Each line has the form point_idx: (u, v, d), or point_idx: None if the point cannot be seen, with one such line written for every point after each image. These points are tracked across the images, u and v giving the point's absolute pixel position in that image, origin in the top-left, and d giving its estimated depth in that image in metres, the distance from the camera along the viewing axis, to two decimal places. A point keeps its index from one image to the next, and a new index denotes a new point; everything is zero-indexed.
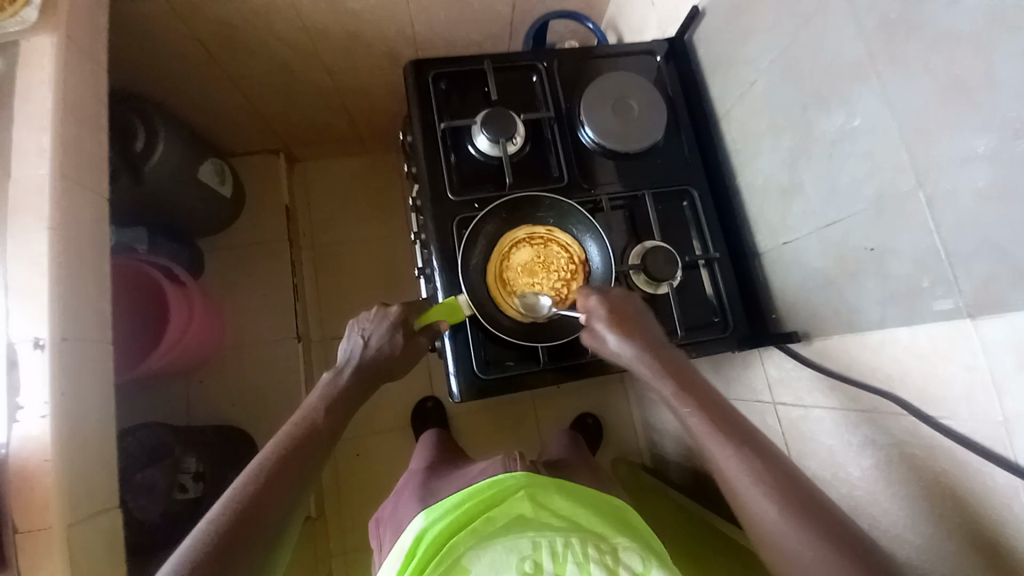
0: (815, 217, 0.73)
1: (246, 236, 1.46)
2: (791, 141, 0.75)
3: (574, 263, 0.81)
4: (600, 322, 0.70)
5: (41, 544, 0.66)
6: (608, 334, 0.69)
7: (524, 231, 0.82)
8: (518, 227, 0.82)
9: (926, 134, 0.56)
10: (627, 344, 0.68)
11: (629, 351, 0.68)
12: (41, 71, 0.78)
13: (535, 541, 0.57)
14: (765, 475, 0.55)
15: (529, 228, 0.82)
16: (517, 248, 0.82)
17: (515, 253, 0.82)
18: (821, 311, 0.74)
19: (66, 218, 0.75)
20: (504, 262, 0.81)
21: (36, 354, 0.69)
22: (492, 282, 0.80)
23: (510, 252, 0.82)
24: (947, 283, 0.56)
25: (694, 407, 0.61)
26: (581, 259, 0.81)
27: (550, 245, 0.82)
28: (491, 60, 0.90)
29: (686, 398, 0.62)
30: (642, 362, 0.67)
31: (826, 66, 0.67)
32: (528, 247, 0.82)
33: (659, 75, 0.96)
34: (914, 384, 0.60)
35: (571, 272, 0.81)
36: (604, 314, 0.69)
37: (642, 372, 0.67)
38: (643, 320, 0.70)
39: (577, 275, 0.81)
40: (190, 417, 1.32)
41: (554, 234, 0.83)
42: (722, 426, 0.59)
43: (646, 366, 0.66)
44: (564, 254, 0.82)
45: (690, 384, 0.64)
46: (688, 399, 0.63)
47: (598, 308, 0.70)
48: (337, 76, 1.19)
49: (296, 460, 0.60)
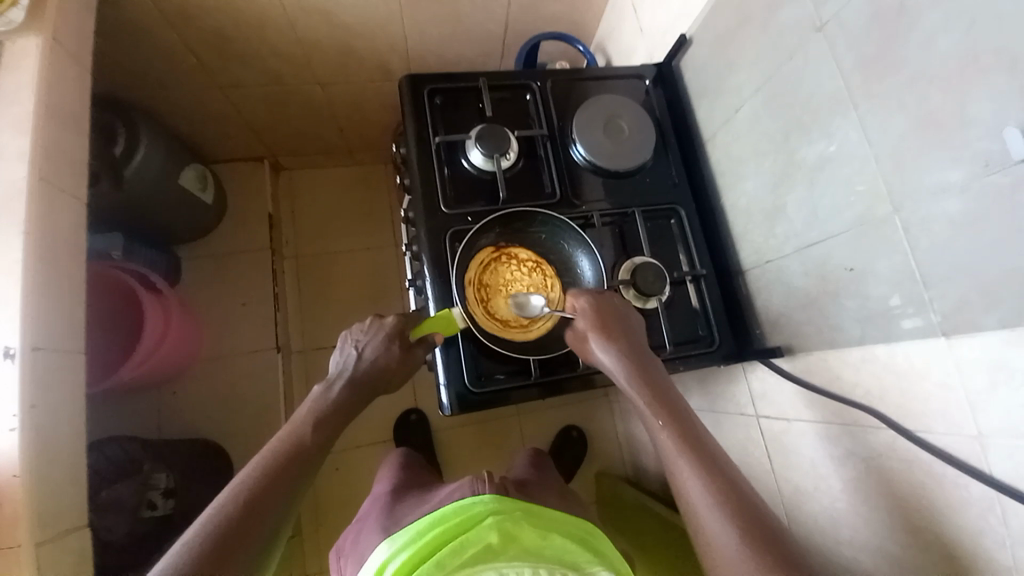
0: (797, 238, 0.76)
1: (226, 243, 1.43)
2: (774, 165, 0.79)
3: (503, 251, 0.83)
4: (583, 319, 0.74)
5: (3, 567, 0.62)
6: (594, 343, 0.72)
7: (470, 289, 0.80)
8: (477, 312, 0.79)
9: (904, 163, 0.59)
10: (609, 350, 0.71)
11: (610, 358, 0.70)
12: (25, 74, 0.76)
13: (501, 575, 0.58)
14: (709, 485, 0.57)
15: (477, 300, 0.80)
16: (495, 312, 0.81)
17: (492, 303, 0.81)
18: (803, 327, 0.76)
19: (43, 221, 0.73)
20: (509, 322, 0.81)
21: (8, 364, 0.65)
22: (533, 334, 0.81)
23: (499, 317, 0.81)
24: (921, 304, 0.59)
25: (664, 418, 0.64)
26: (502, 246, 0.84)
27: (504, 260, 0.83)
28: (486, 78, 0.92)
29: (660, 412, 0.64)
30: (621, 370, 0.69)
31: (810, 97, 0.71)
32: (496, 297, 0.81)
33: (647, 97, 0.99)
34: (892, 399, 0.63)
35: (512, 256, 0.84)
36: (589, 315, 0.73)
37: (619, 379, 0.69)
38: (628, 330, 0.73)
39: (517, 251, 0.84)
40: (162, 431, 1.27)
41: (480, 274, 0.81)
42: (686, 446, 0.61)
43: (624, 374, 0.69)
44: (497, 263, 0.83)
45: (662, 401, 0.65)
46: (661, 412, 0.65)
47: (586, 306, 0.74)
48: (328, 87, 1.18)
49: (281, 480, 0.57)
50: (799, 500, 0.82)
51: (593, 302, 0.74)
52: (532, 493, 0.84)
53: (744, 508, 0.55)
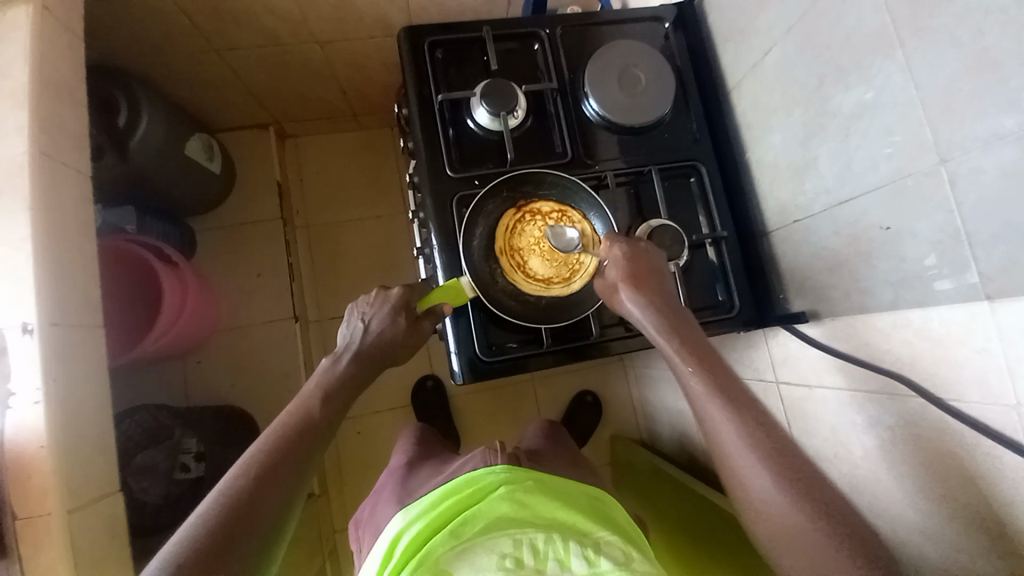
0: (828, 195, 0.70)
1: (237, 214, 1.43)
2: (805, 115, 0.72)
3: (526, 211, 0.80)
4: (615, 270, 0.71)
5: (40, 530, 0.65)
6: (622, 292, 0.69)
7: (504, 258, 0.79)
8: (517, 280, 0.79)
9: (953, 109, 0.53)
10: (639, 300, 0.68)
11: (641, 308, 0.67)
12: (16, 44, 0.74)
13: (517, 539, 0.58)
14: (750, 434, 0.55)
15: (514, 267, 0.79)
16: (535, 273, 0.79)
17: (529, 264, 0.79)
18: (830, 291, 0.72)
19: (48, 197, 0.72)
20: (552, 278, 0.79)
21: (25, 340, 0.67)
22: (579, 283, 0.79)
23: (540, 276, 0.79)
24: (961, 264, 0.54)
25: (697, 365, 0.61)
26: (522, 205, 0.80)
27: (529, 219, 0.80)
28: (490, 27, 0.85)
29: (689, 358, 0.62)
30: (652, 320, 0.67)
31: (849, 36, 0.64)
32: (531, 260, 0.79)
33: (667, 43, 0.91)
34: (924, 366, 0.60)
35: (535, 213, 0.80)
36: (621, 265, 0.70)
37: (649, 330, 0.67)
38: (661, 281, 0.70)
39: (540, 207, 0.80)
40: (188, 398, 1.32)
41: (509, 241, 0.79)
42: (721, 390, 0.59)
43: (655, 325, 0.66)
44: (523, 224, 0.80)
45: (693, 347, 0.63)
46: (692, 358, 0.62)
47: (619, 254, 0.71)
48: (327, 46, 1.13)
49: (290, 452, 0.58)
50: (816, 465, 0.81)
51: (626, 251, 0.71)
52: (543, 461, 0.84)
53: (790, 462, 0.53)
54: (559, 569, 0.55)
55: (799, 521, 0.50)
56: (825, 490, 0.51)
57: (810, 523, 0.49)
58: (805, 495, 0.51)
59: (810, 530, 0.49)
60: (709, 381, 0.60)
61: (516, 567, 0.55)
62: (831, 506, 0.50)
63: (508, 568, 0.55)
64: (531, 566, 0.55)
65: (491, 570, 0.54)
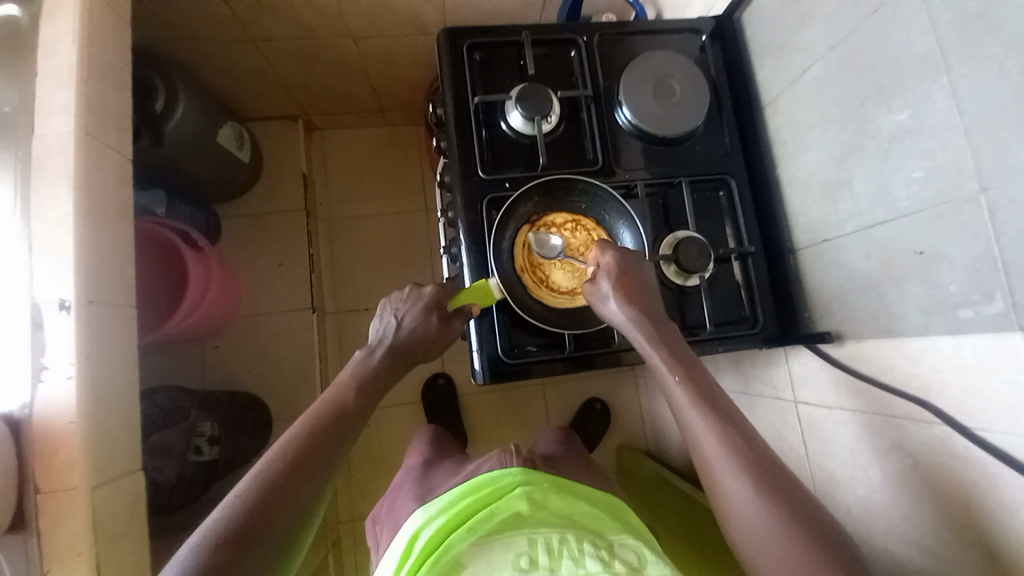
0: (862, 216, 0.70)
1: (262, 203, 1.45)
2: (843, 135, 0.72)
3: (544, 224, 0.81)
4: (606, 279, 0.71)
5: (63, 503, 0.66)
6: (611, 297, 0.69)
7: (526, 275, 0.79)
8: (541, 294, 0.79)
9: (998, 138, 0.53)
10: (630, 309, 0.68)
11: (629, 317, 0.68)
12: (67, 26, 0.76)
13: (532, 538, 0.58)
14: (734, 447, 0.56)
15: (537, 281, 0.80)
16: (558, 285, 0.80)
17: (551, 277, 0.80)
18: (858, 313, 0.72)
19: (89, 177, 0.74)
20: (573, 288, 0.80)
21: (61, 315, 0.68)
22: None
23: (563, 289, 0.80)
24: (988, 292, 0.55)
25: (683, 376, 0.62)
26: (540, 219, 0.81)
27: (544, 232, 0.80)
28: (529, 32, 0.86)
29: (677, 367, 0.63)
30: (640, 330, 0.67)
31: (895, 57, 0.63)
32: (553, 273, 0.80)
33: (703, 55, 0.91)
34: (952, 394, 0.59)
35: (554, 226, 0.81)
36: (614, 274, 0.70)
37: (639, 338, 0.67)
38: (649, 293, 0.70)
39: (558, 221, 0.81)
40: (205, 381, 1.34)
41: (531, 256, 0.80)
42: (705, 400, 0.60)
43: (643, 333, 0.67)
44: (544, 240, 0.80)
45: (681, 358, 0.64)
46: (679, 367, 0.64)
47: (612, 263, 0.71)
48: (361, 41, 1.14)
49: (324, 439, 0.59)
50: (832, 488, 0.80)
51: (617, 261, 0.71)
52: (557, 466, 0.84)
53: (781, 484, 0.53)
54: (574, 566, 0.55)
55: (779, 544, 0.50)
56: (812, 514, 0.52)
57: (793, 543, 0.50)
58: (789, 517, 0.51)
59: (785, 543, 0.50)
60: (694, 390, 0.61)
61: (531, 567, 0.55)
62: (815, 526, 0.51)
63: (523, 568, 0.55)
64: (545, 567, 0.55)
65: (506, 568, 0.55)
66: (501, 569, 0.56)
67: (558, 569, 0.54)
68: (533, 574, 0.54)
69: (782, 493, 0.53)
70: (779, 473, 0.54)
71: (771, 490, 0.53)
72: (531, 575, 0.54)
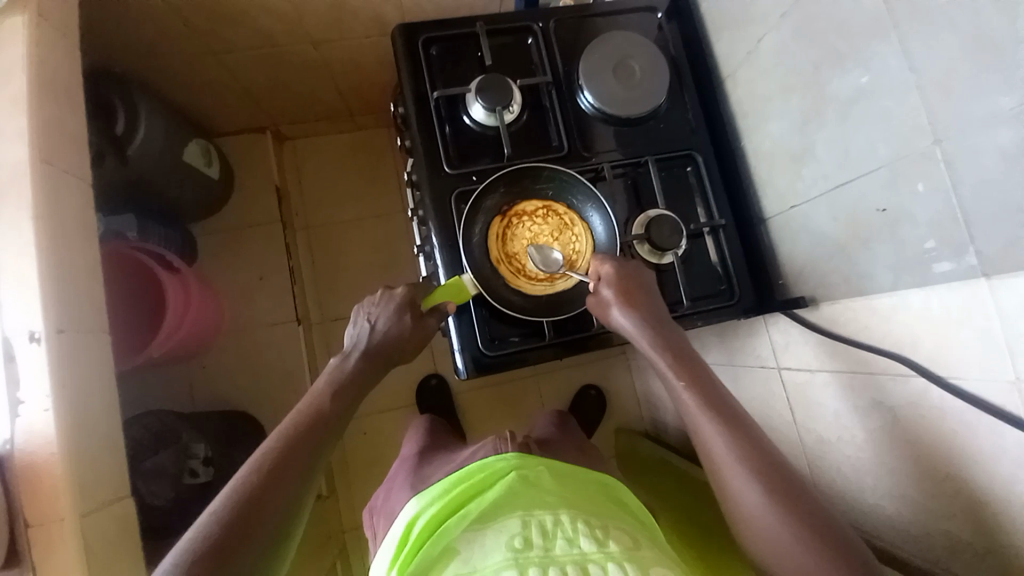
0: (826, 179, 0.71)
1: (237, 217, 1.43)
2: (802, 100, 0.73)
3: (521, 215, 0.80)
4: (607, 288, 0.71)
5: (52, 535, 0.66)
6: (614, 304, 0.70)
7: (503, 267, 0.79)
8: (518, 284, 0.79)
9: (948, 89, 0.54)
10: (630, 317, 0.69)
11: (633, 324, 0.69)
12: (14, 53, 0.75)
13: (525, 520, 0.58)
14: (742, 449, 0.57)
15: (514, 271, 0.79)
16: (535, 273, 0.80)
17: (528, 266, 0.80)
18: (830, 276, 0.73)
19: (50, 205, 0.73)
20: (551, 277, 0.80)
21: (33, 347, 0.67)
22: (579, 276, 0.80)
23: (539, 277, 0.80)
24: (954, 242, 0.55)
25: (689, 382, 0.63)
26: (519, 210, 0.81)
27: (517, 222, 0.80)
28: (484, 23, 0.86)
29: (682, 373, 0.64)
30: (643, 334, 0.68)
31: (846, 18, 0.63)
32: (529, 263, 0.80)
33: (662, 33, 0.91)
34: (925, 347, 0.60)
35: (531, 216, 0.81)
36: (613, 282, 0.71)
37: (642, 344, 0.69)
38: (650, 294, 0.71)
39: (534, 211, 0.81)
40: (195, 402, 1.32)
41: (507, 246, 0.80)
42: (710, 404, 0.61)
43: (648, 339, 0.68)
44: (522, 230, 0.80)
45: (685, 364, 0.65)
46: (684, 373, 0.64)
47: (610, 275, 0.72)
48: (323, 46, 1.13)
49: (300, 449, 0.59)
50: (821, 449, 0.81)
51: (616, 270, 0.72)
52: (550, 450, 0.85)
53: (784, 480, 0.55)
54: (568, 547, 0.55)
55: (782, 536, 0.53)
56: (809, 501, 0.54)
57: (791, 531, 0.52)
58: (796, 515, 0.53)
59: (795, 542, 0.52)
60: (703, 401, 0.62)
61: (524, 546, 0.55)
62: (818, 521, 0.53)
63: (517, 547, 0.55)
64: (539, 546, 0.55)
65: (500, 550, 0.55)
66: (494, 552, 0.55)
67: (552, 548, 0.54)
68: (527, 552, 0.54)
69: (792, 498, 0.54)
70: (787, 478, 0.56)
71: (781, 496, 0.54)
72: (525, 554, 0.54)
